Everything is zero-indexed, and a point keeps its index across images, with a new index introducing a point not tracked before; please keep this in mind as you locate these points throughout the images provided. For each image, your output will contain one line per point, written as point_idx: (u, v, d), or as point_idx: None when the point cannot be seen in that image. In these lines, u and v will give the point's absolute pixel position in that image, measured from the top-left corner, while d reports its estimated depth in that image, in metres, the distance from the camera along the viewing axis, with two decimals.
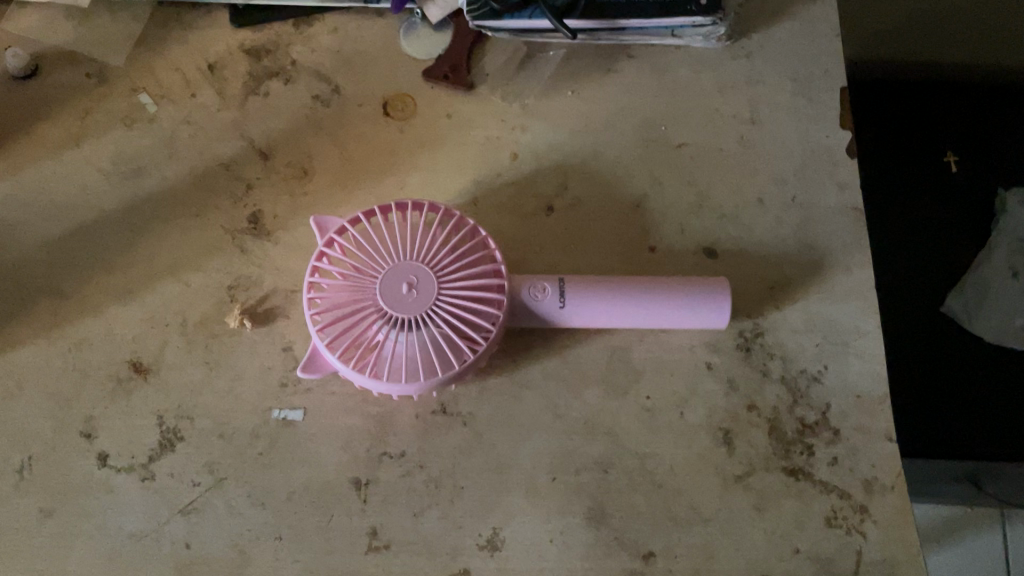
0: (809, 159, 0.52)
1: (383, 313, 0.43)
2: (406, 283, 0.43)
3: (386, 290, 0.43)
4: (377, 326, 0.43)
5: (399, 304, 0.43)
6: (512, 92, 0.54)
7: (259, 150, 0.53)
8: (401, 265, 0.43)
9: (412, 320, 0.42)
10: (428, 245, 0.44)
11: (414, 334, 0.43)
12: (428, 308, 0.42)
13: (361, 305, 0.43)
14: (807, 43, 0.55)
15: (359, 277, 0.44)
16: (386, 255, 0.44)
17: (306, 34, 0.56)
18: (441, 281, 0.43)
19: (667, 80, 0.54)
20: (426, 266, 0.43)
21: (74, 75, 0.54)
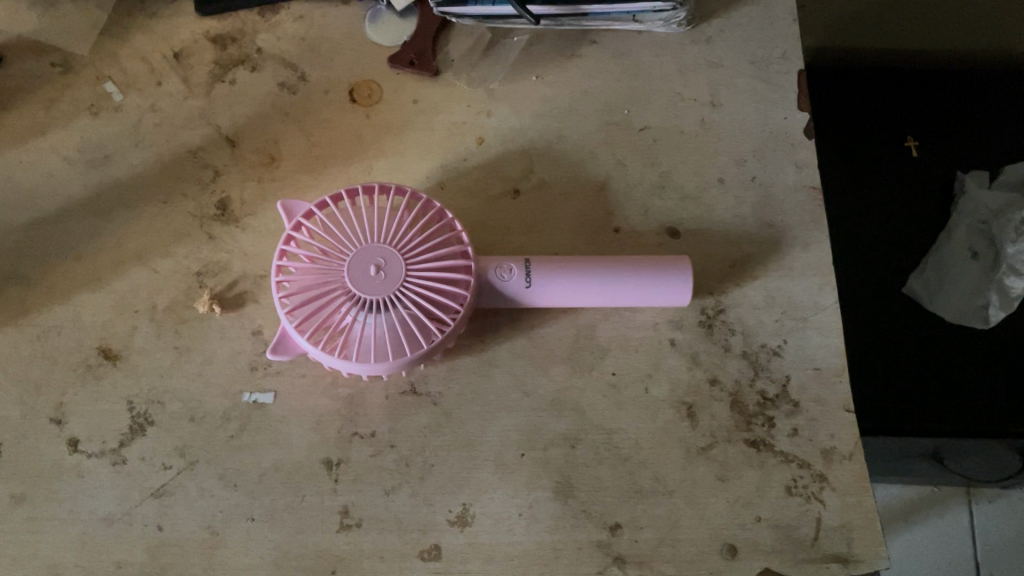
0: (767, 139, 0.53)
1: (351, 294, 0.43)
2: (373, 265, 0.44)
3: (355, 273, 0.43)
4: (345, 308, 0.43)
5: (367, 286, 0.43)
6: (477, 77, 0.55)
7: (226, 137, 0.53)
8: (368, 248, 0.44)
9: (380, 301, 0.43)
10: (395, 228, 0.45)
11: (382, 316, 0.43)
12: (396, 289, 0.43)
13: (329, 288, 0.43)
14: (765, 26, 0.57)
15: (327, 259, 0.44)
16: (353, 239, 0.44)
17: (272, 22, 0.56)
18: (409, 263, 0.44)
19: (629, 65, 0.55)
20: (394, 249, 0.44)
21: (38, 65, 0.54)
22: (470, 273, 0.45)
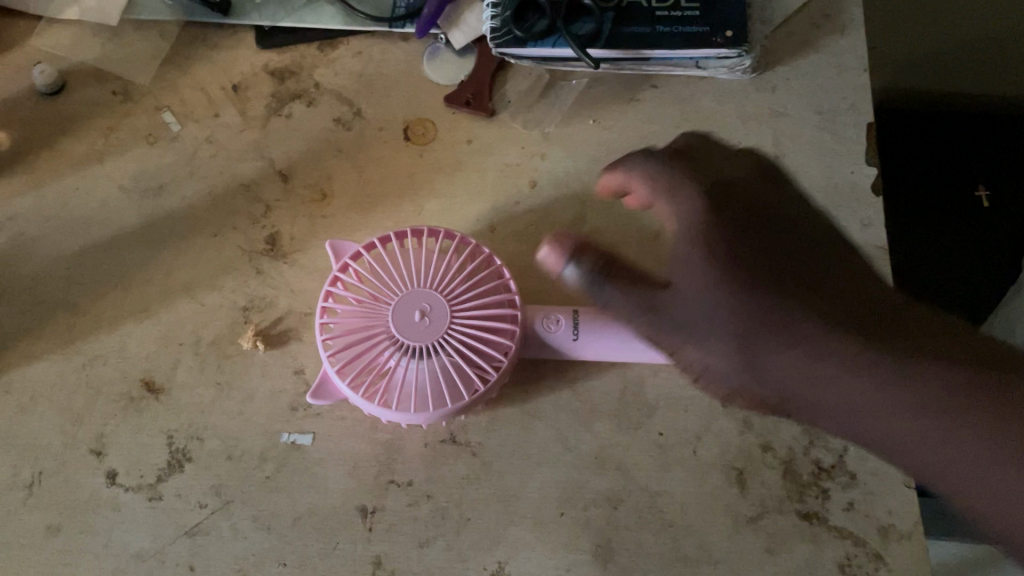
0: (832, 194, 0.51)
1: (395, 339, 0.42)
2: (419, 310, 0.43)
3: (399, 317, 0.42)
4: (388, 352, 0.42)
5: (412, 332, 0.42)
6: (534, 118, 0.54)
7: (279, 171, 0.53)
8: (415, 292, 0.43)
9: (424, 348, 0.42)
10: (443, 273, 0.44)
11: (424, 362, 0.42)
12: (440, 336, 0.42)
13: (373, 331, 0.43)
14: (834, 76, 0.55)
15: (373, 303, 0.43)
16: (399, 283, 0.44)
17: (330, 57, 0.56)
18: (454, 310, 0.43)
19: (690, 111, 0.54)
20: (440, 294, 0.43)
21: (99, 92, 0.55)
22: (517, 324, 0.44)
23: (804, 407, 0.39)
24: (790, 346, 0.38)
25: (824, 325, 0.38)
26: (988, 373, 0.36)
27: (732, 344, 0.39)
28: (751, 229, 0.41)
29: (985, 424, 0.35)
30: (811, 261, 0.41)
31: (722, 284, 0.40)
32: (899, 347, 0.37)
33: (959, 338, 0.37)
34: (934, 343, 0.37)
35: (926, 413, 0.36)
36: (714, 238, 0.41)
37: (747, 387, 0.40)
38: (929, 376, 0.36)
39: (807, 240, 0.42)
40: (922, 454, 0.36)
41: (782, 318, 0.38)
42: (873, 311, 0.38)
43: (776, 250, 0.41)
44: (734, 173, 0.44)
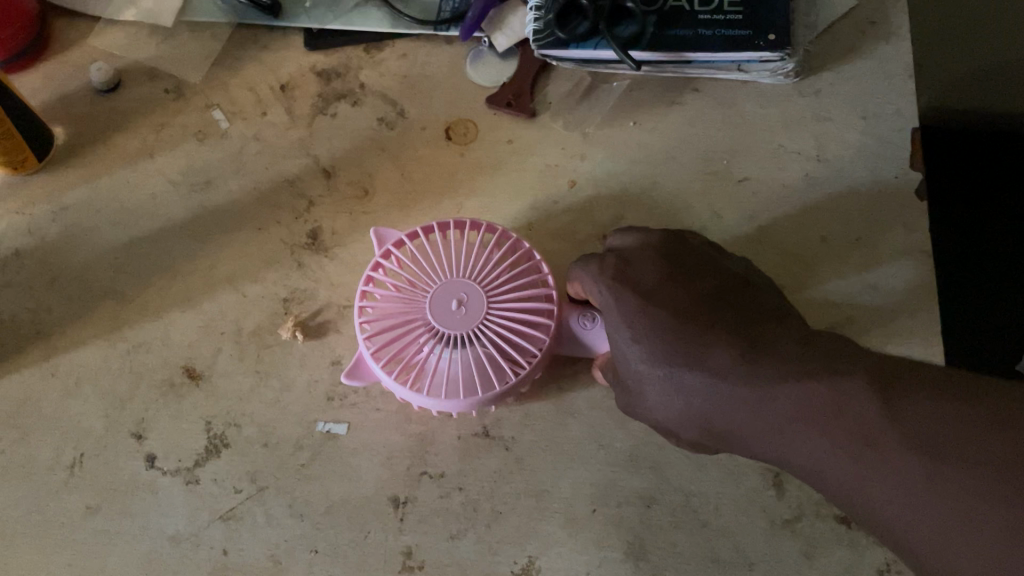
0: (876, 199, 0.51)
1: (432, 327, 0.43)
2: (457, 299, 0.43)
3: (437, 306, 0.43)
4: (424, 341, 0.42)
5: (448, 321, 0.43)
6: (574, 120, 0.54)
7: (323, 168, 0.54)
8: (453, 282, 0.43)
9: (459, 337, 0.42)
10: (483, 264, 0.44)
11: (459, 352, 0.42)
12: (476, 326, 0.42)
13: (410, 318, 0.43)
14: (880, 82, 0.54)
15: (412, 291, 0.44)
16: (439, 271, 0.44)
17: (376, 58, 0.57)
18: (491, 301, 0.43)
19: (732, 114, 0.54)
20: (478, 285, 0.43)
21: (153, 90, 0.56)
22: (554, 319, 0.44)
23: (728, 443, 0.37)
24: (681, 381, 0.37)
25: (708, 369, 0.36)
26: (846, 384, 0.32)
27: (644, 379, 0.39)
28: (680, 275, 0.42)
29: (841, 438, 0.31)
30: (737, 307, 0.40)
31: (616, 318, 0.40)
32: (762, 375, 0.35)
33: (827, 354, 0.34)
34: (809, 368, 0.34)
35: (824, 434, 0.32)
36: (651, 285, 0.41)
37: (685, 424, 0.38)
38: (789, 398, 0.33)
39: (717, 283, 0.42)
40: (827, 480, 0.32)
41: (685, 349, 0.37)
42: (759, 339, 0.36)
43: (680, 285, 0.41)
44: (647, 235, 0.45)
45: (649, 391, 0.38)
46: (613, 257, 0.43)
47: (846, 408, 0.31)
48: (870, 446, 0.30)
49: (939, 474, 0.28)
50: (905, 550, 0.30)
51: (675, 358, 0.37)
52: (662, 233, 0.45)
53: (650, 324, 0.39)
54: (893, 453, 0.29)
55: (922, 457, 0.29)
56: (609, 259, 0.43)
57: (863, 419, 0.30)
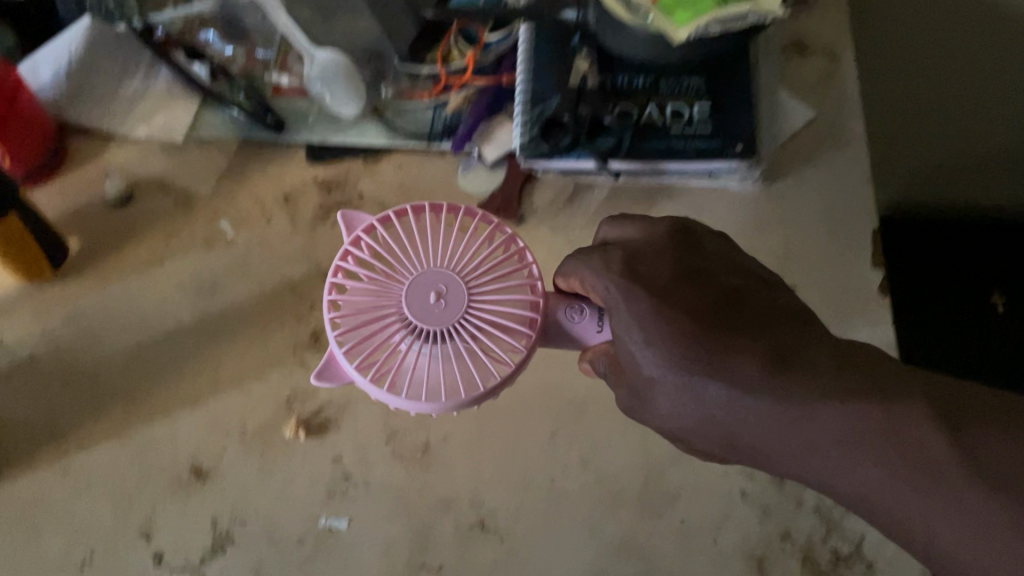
0: (840, 295, 0.55)
1: (406, 320, 0.41)
2: (435, 290, 0.41)
3: (413, 298, 0.41)
4: (399, 335, 0.40)
5: (426, 315, 0.40)
6: (559, 224, 0.58)
7: (324, 273, 0.57)
8: (431, 270, 0.41)
9: (438, 332, 0.40)
10: (463, 255, 0.43)
11: (438, 348, 0.40)
12: (457, 320, 0.40)
13: (383, 311, 0.41)
14: (840, 186, 0.58)
15: (387, 283, 0.42)
16: (415, 263, 0.42)
17: (373, 169, 0.61)
18: (471, 292, 0.41)
19: (704, 218, 0.58)
20: (457, 275, 0.41)
21: (163, 201, 0.60)
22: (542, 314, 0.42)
23: (742, 454, 0.35)
24: (701, 386, 0.35)
25: (738, 377, 0.34)
26: (909, 420, 0.31)
27: (658, 386, 0.36)
28: (688, 270, 0.40)
29: (897, 464, 0.31)
30: (747, 303, 0.38)
31: (620, 317, 0.38)
32: (808, 393, 0.33)
33: (876, 376, 0.33)
34: (855, 386, 0.32)
35: (876, 457, 0.31)
36: (655, 281, 0.39)
37: (697, 431, 0.36)
38: (836, 420, 0.32)
39: (722, 275, 0.40)
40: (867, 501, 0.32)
41: (704, 355, 0.35)
42: (791, 348, 0.35)
43: (690, 280, 0.39)
44: (650, 232, 0.43)
45: (661, 395, 0.36)
46: (618, 251, 0.41)
47: (910, 439, 0.31)
48: (928, 475, 0.30)
49: (1013, 509, 0.29)
50: (939, 567, 0.30)
51: (698, 365, 0.35)
52: (660, 224, 0.43)
53: (670, 323, 0.36)
54: (959, 485, 0.30)
55: (989, 491, 0.29)
56: (613, 252, 0.41)
57: (918, 446, 0.31)
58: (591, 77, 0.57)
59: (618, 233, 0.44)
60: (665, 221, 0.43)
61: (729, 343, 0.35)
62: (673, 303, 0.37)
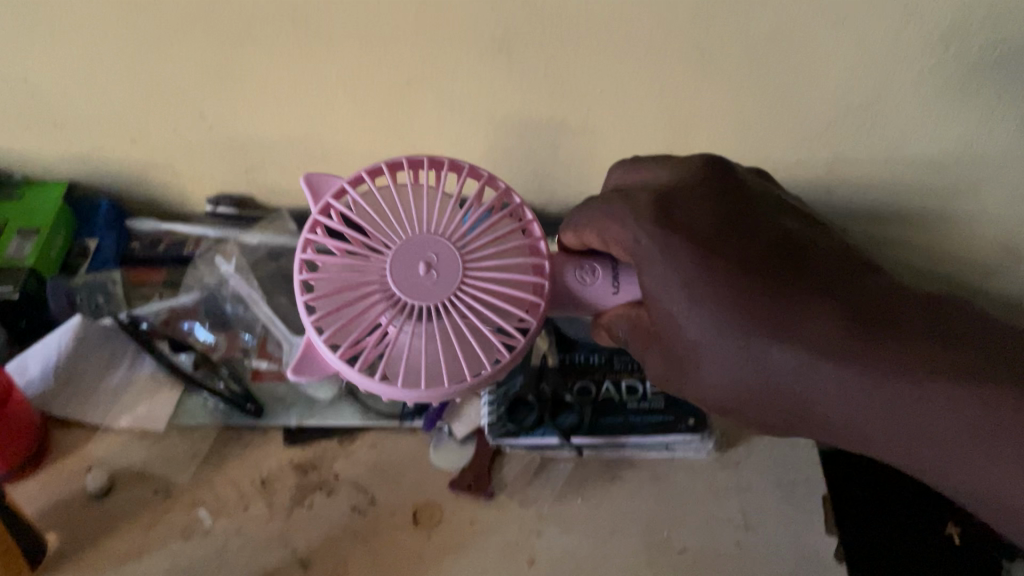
0: (800, 562, 0.57)
1: (390, 296, 0.43)
2: (423, 261, 0.43)
3: (399, 275, 0.43)
4: (384, 313, 0.42)
5: (414, 290, 0.42)
6: (528, 498, 0.60)
7: (300, 559, 0.58)
8: (416, 242, 0.43)
9: (429, 308, 0.42)
10: (449, 221, 0.45)
11: (427, 323, 0.42)
12: (447, 297, 0.42)
13: (367, 286, 0.43)
14: (785, 453, 0.63)
15: (365, 255, 0.44)
16: (397, 231, 0.44)
17: (349, 449, 0.64)
18: (462, 262, 0.43)
19: (665, 486, 0.61)
20: (445, 246, 0.43)
21: (142, 491, 0.61)
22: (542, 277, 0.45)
23: (793, 411, 0.42)
24: (770, 349, 0.41)
25: (806, 343, 0.41)
26: (989, 386, 0.38)
27: (715, 350, 0.42)
28: (724, 210, 0.47)
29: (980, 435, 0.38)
30: (799, 267, 0.44)
31: (675, 275, 0.43)
32: (882, 364, 0.40)
33: (947, 338, 0.41)
34: (929, 353, 0.40)
35: (957, 411, 0.39)
36: (701, 237, 0.44)
37: (745, 388, 0.42)
38: (925, 390, 0.39)
39: (764, 232, 0.46)
40: (933, 460, 0.40)
41: (771, 328, 0.41)
42: (860, 310, 0.42)
43: (733, 242, 0.45)
44: (686, 174, 0.49)
45: (724, 352, 0.42)
46: (648, 196, 0.47)
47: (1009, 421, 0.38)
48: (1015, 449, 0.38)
49: None
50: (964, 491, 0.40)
51: (763, 335, 0.41)
52: (693, 162, 0.50)
53: (733, 282, 0.42)
54: None
55: None
56: (642, 200, 0.47)
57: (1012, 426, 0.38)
58: (551, 355, 0.63)
59: (634, 178, 0.51)
60: (700, 157, 0.50)
61: (807, 319, 0.41)
62: (739, 272, 0.43)
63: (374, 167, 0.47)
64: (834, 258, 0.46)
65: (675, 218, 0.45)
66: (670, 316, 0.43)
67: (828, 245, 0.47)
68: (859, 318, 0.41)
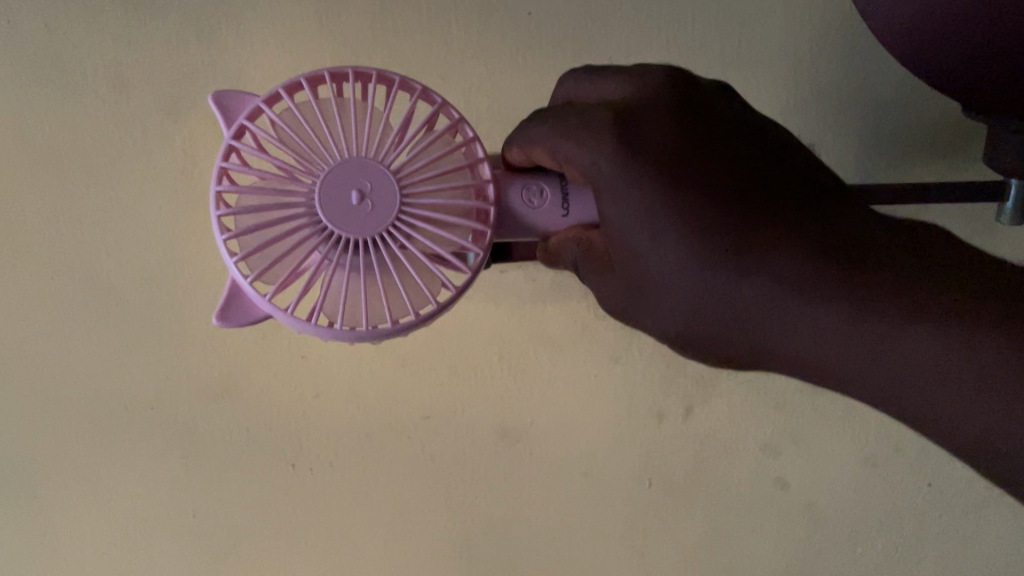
0: None
1: (318, 224, 0.45)
2: (356, 189, 0.44)
3: (329, 200, 0.44)
4: (316, 246, 0.45)
5: (344, 223, 0.44)
6: None
7: None
8: (343, 164, 0.45)
9: (361, 241, 0.44)
10: (372, 136, 0.46)
11: (358, 256, 0.45)
12: (385, 227, 0.45)
13: (293, 217, 0.45)
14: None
15: (286, 180, 0.45)
16: (322, 152, 0.45)
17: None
18: (397, 184, 0.45)
19: None
20: (378, 168, 0.45)
21: None
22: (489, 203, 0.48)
23: (744, 342, 0.48)
24: (731, 277, 0.47)
25: (767, 276, 0.46)
26: (955, 324, 0.43)
27: (678, 278, 0.47)
28: (670, 112, 0.50)
29: (942, 359, 0.43)
30: (745, 194, 0.49)
31: (636, 203, 0.47)
32: (845, 293, 0.45)
33: (946, 281, 0.45)
34: (919, 297, 0.44)
35: (920, 345, 0.43)
36: (653, 155, 0.48)
37: (701, 315, 0.47)
38: (884, 334, 0.44)
39: (704, 145, 0.50)
40: (897, 379, 0.44)
41: (724, 253, 0.47)
42: (821, 244, 0.47)
43: (682, 163, 0.49)
44: (641, 89, 0.51)
45: (685, 279, 0.47)
46: (606, 113, 0.49)
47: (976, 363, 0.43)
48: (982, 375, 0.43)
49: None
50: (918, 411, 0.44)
51: (726, 269, 0.47)
52: (649, 78, 0.52)
53: (692, 213, 0.47)
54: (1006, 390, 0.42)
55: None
56: (599, 117, 0.49)
57: (977, 361, 0.43)
58: None
59: (594, 92, 0.53)
60: (661, 71, 0.52)
61: (767, 254, 0.47)
62: (702, 209, 0.47)
63: (290, 81, 0.47)
64: (792, 188, 0.51)
65: (627, 131, 0.49)
66: (636, 244, 0.47)
67: (788, 175, 0.51)
68: (815, 239, 0.47)
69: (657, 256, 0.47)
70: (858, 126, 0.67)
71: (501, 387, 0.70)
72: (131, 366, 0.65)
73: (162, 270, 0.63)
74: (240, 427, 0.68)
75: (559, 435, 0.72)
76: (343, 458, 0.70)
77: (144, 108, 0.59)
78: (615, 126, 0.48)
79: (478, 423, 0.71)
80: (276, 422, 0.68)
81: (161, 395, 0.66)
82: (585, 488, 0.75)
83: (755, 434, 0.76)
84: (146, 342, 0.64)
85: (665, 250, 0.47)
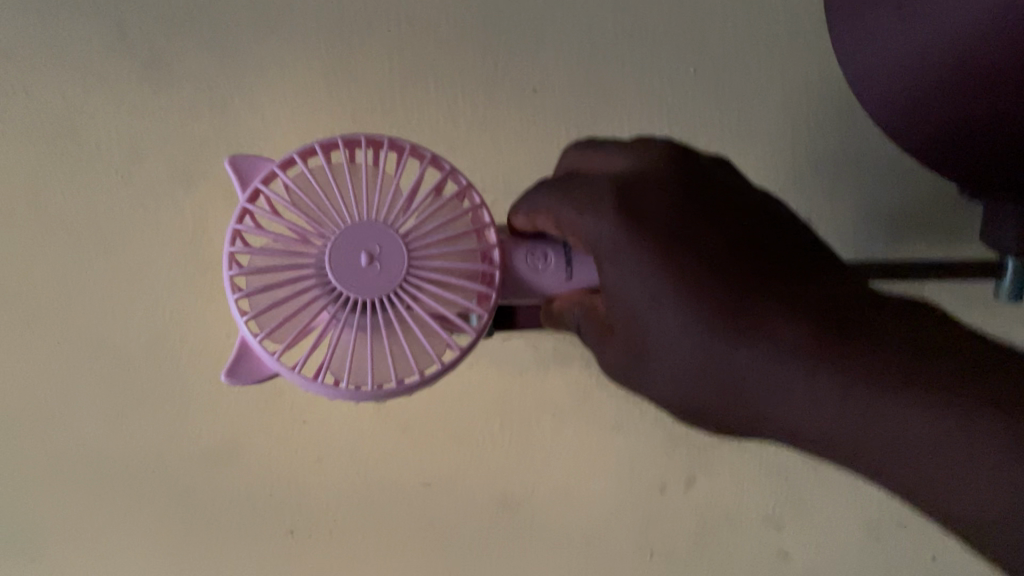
0: None
1: (327, 286, 0.45)
2: (366, 252, 0.45)
3: (339, 262, 0.45)
4: (325, 306, 0.45)
5: (354, 285, 0.45)
6: None
7: None
8: (354, 229, 0.46)
9: (370, 303, 0.45)
10: (384, 201, 0.47)
11: (365, 317, 0.46)
12: (393, 288, 0.45)
13: (303, 277, 0.45)
14: None
15: (298, 242, 0.46)
16: (334, 215, 0.46)
17: None
18: (406, 248, 0.46)
19: None
20: (388, 232, 0.46)
21: None
22: (494, 266, 0.49)
23: (741, 411, 0.47)
24: (731, 345, 0.46)
25: (766, 344, 0.46)
26: (954, 399, 0.43)
27: (677, 345, 0.47)
28: (669, 186, 0.52)
29: (942, 434, 0.43)
30: (743, 263, 0.50)
31: (638, 270, 0.47)
32: (847, 365, 0.45)
33: (942, 355, 0.45)
34: (915, 371, 0.44)
35: (919, 419, 0.43)
36: (655, 226, 0.49)
37: (699, 381, 0.47)
38: (885, 407, 0.44)
39: (703, 217, 0.51)
40: (895, 452, 0.44)
41: (723, 321, 0.47)
42: (819, 315, 0.47)
43: (683, 233, 0.50)
44: (642, 162, 0.53)
45: (685, 345, 0.47)
46: (608, 183, 0.50)
47: (975, 438, 0.43)
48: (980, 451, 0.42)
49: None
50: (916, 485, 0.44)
51: (726, 338, 0.47)
52: (649, 154, 0.53)
53: (693, 281, 0.48)
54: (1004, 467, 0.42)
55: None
56: (601, 187, 0.50)
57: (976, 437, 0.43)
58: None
59: (595, 161, 0.54)
60: (662, 147, 0.54)
61: (764, 321, 0.47)
62: (703, 277, 0.48)
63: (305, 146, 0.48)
64: (788, 259, 0.51)
65: (630, 202, 0.50)
66: (636, 311, 0.48)
67: (785, 248, 0.52)
68: (812, 309, 0.47)
69: (658, 322, 0.47)
70: (858, 196, 0.68)
71: (503, 455, 0.70)
72: (135, 431, 0.65)
73: (168, 335, 0.63)
74: (241, 494, 0.68)
75: (559, 506, 0.72)
76: (342, 527, 0.70)
77: (158, 178, 0.60)
78: (617, 196, 0.49)
79: (478, 493, 0.71)
80: (276, 491, 0.68)
81: (163, 461, 0.66)
82: (585, 558, 0.74)
83: (756, 506, 0.75)
84: (149, 410, 0.64)
85: (665, 317, 0.47)
